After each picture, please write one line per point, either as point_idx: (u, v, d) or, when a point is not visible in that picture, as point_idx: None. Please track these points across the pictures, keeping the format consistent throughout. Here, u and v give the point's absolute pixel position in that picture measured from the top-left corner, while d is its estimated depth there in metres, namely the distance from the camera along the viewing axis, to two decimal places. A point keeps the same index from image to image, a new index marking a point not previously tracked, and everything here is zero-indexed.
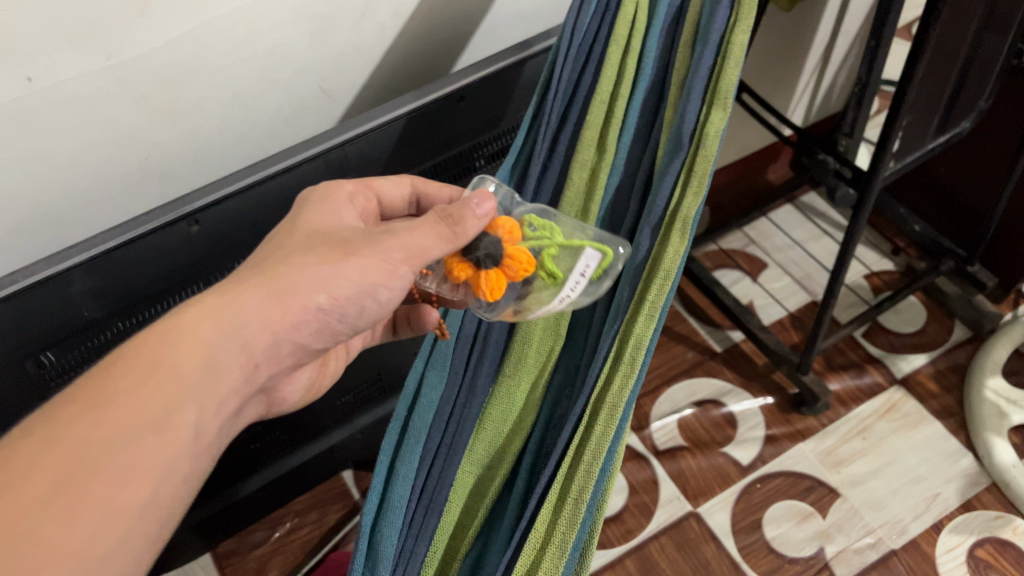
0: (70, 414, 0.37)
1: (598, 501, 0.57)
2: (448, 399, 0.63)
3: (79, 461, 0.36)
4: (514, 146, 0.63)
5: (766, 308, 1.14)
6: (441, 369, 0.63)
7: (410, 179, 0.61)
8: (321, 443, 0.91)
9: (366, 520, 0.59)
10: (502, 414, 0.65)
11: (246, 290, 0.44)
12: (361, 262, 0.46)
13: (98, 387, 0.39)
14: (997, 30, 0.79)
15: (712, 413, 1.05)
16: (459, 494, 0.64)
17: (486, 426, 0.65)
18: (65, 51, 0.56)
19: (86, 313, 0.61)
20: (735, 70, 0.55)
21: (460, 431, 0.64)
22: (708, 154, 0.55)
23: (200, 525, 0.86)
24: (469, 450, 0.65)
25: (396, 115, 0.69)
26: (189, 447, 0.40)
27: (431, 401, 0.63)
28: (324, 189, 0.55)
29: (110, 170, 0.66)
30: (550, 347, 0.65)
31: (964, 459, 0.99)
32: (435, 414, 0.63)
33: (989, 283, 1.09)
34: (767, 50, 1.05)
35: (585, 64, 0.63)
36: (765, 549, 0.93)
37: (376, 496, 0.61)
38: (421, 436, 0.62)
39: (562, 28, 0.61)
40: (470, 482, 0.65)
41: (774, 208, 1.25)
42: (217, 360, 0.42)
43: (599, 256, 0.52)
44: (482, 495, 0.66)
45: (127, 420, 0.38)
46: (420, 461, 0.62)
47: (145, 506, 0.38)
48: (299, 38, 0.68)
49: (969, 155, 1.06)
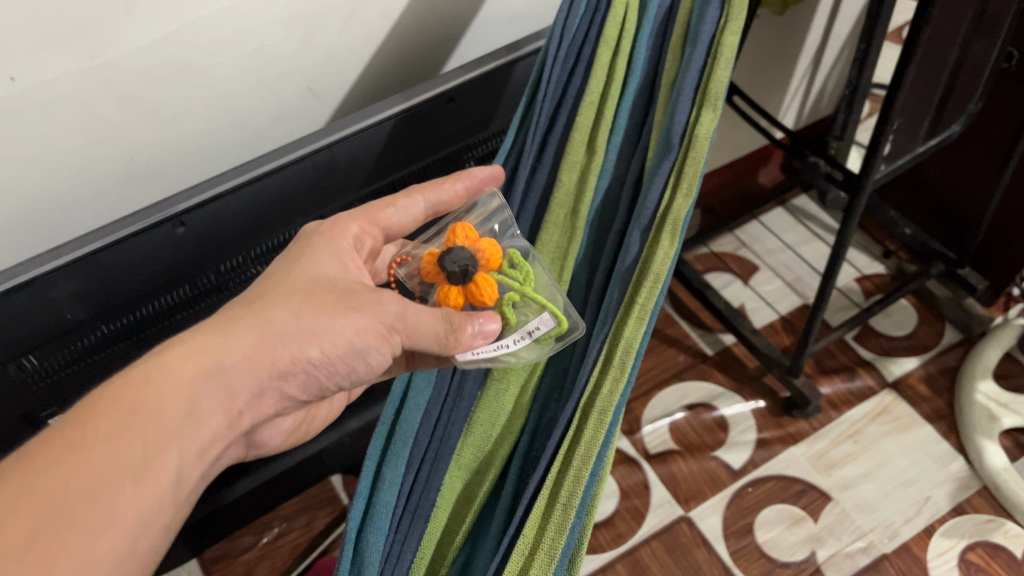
0: (46, 460, 0.38)
1: (587, 507, 0.56)
2: (435, 404, 0.63)
3: (53, 512, 0.37)
4: (503, 148, 0.63)
5: (757, 312, 1.13)
6: (430, 373, 0.62)
7: (421, 195, 0.58)
8: (310, 447, 0.90)
9: (351, 525, 0.58)
10: (491, 418, 0.64)
11: (235, 335, 0.44)
12: (359, 319, 0.47)
13: (76, 432, 0.39)
14: (988, 33, 0.79)
15: (703, 417, 1.05)
16: (446, 499, 0.64)
17: (474, 430, 0.65)
18: (48, 50, 0.56)
19: (70, 316, 0.60)
20: (725, 72, 0.55)
21: (448, 433, 0.64)
22: (698, 157, 0.55)
23: (186, 530, 0.85)
24: (457, 455, 0.64)
25: (385, 117, 0.68)
26: (168, 493, 0.41)
27: (418, 404, 0.62)
28: (330, 233, 0.53)
29: (96, 171, 0.65)
30: None
31: (955, 463, 0.99)
32: (424, 417, 0.63)
33: (980, 286, 1.08)
34: (759, 52, 1.05)
35: (574, 66, 0.62)
36: (756, 553, 0.93)
37: (361, 502, 0.59)
38: (408, 440, 0.61)
39: (551, 30, 0.60)
40: (457, 488, 0.64)
41: (765, 211, 1.25)
42: (199, 405, 0.42)
43: (553, 324, 0.51)
44: (470, 501, 0.65)
45: (106, 467, 0.39)
46: (407, 466, 0.61)
47: (123, 556, 0.39)
48: (287, 38, 0.67)
49: (960, 158, 1.06)
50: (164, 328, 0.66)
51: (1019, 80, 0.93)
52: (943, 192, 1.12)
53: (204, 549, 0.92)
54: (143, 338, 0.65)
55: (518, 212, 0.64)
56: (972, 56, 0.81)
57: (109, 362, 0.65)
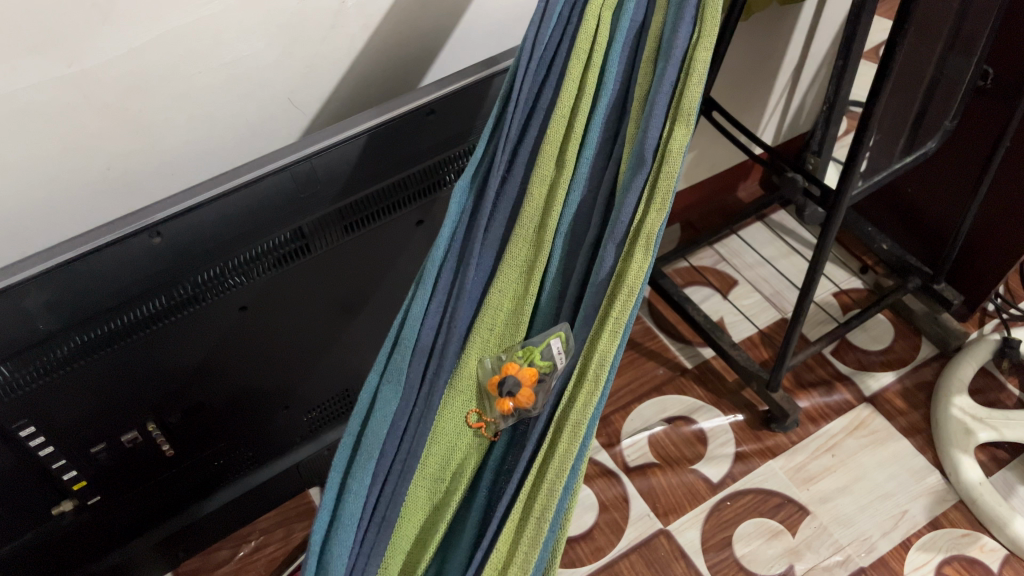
0: None
1: (559, 528, 0.56)
2: (402, 414, 0.60)
3: None
4: (473, 159, 0.61)
5: (736, 325, 1.14)
6: (397, 382, 0.60)
7: None
8: (287, 459, 0.92)
9: (315, 538, 0.59)
10: (457, 427, 0.61)
11: None
12: None
13: None
14: (963, 51, 0.81)
15: (683, 429, 1.05)
16: (412, 510, 0.61)
17: (441, 441, 0.61)
18: (24, 58, 0.56)
19: (42, 326, 0.59)
20: (698, 87, 0.54)
21: (413, 446, 0.60)
22: (671, 171, 0.54)
23: (162, 543, 0.85)
24: (422, 465, 0.61)
25: (361, 129, 0.68)
26: None
27: (385, 416, 0.60)
28: None
29: (72, 179, 0.65)
30: (511, 340, 0.61)
31: (932, 477, 1.00)
32: (390, 427, 0.60)
33: (955, 300, 1.06)
34: (738, 68, 1.06)
35: (546, 78, 0.61)
36: (735, 567, 0.93)
37: (326, 514, 0.59)
38: (374, 450, 0.60)
39: (522, 42, 0.59)
40: (426, 498, 0.61)
41: (745, 225, 1.26)
42: None
43: None
44: (441, 511, 0.62)
45: None
46: (373, 479, 0.60)
47: None
48: (269, 49, 0.68)
49: (934, 178, 1.08)
50: (143, 337, 0.65)
51: (994, 98, 0.94)
52: (918, 209, 1.13)
53: (179, 561, 0.92)
54: (118, 349, 0.65)
55: (485, 228, 0.61)
56: (947, 74, 0.83)
57: (83, 373, 0.64)
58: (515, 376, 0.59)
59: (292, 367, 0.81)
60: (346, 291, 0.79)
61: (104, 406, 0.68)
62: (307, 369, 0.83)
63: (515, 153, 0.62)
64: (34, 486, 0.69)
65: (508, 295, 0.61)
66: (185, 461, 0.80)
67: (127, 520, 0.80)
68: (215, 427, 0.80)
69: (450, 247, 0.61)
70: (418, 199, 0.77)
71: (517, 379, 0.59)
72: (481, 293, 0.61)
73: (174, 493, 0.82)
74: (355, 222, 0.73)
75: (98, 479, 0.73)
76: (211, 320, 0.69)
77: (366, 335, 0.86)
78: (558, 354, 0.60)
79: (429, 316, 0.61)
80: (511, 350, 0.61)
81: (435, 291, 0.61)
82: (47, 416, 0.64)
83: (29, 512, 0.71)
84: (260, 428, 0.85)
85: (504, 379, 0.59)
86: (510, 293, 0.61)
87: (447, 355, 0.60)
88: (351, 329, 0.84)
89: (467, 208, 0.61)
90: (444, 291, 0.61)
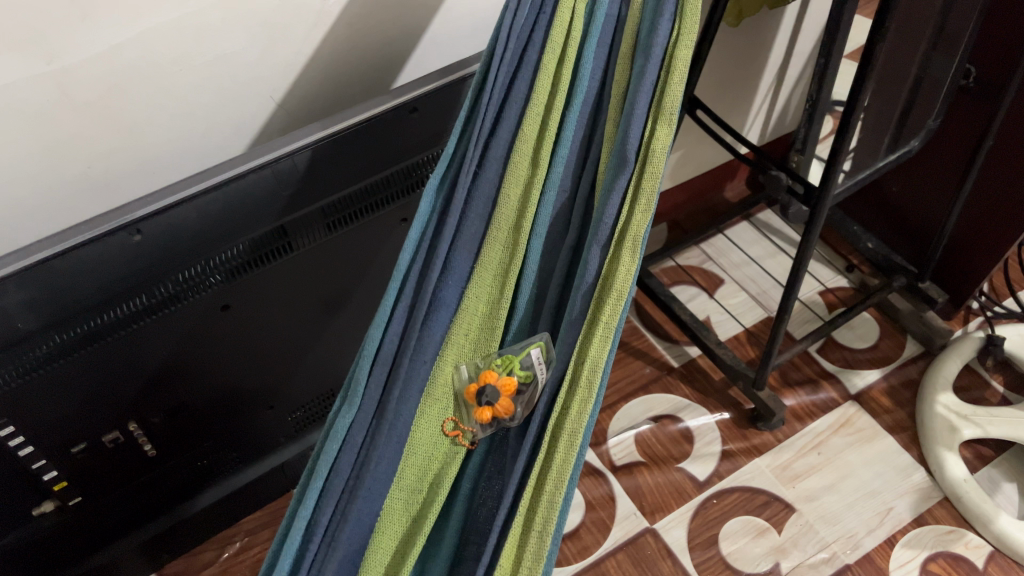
0: None
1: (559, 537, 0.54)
2: (359, 427, 0.56)
3: None
4: (443, 156, 0.58)
5: (722, 325, 1.14)
6: (354, 399, 0.56)
7: None
8: (272, 459, 0.92)
9: (270, 556, 0.57)
10: (432, 438, 0.59)
11: None
12: None
13: None
14: (946, 49, 0.81)
15: (669, 428, 1.05)
16: (385, 525, 0.58)
17: (416, 452, 0.58)
18: (4, 55, 0.56)
19: (20, 325, 0.59)
20: (680, 85, 0.53)
21: (370, 461, 0.56)
22: (655, 171, 0.53)
23: (147, 544, 0.85)
24: (398, 477, 0.58)
25: (301, 146, 0.67)
26: None
27: (342, 428, 0.56)
28: None
29: (53, 178, 0.65)
30: (486, 351, 0.61)
31: (917, 474, 1.00)
32: (346, 439, 0.56)
33: (939, 300, 1.08)
34: (723, 68, 1.06)
35: (518, 69, 0.58)
36: (720, 565, 0.93)
37: (284, 529, 0.57)
38: (325, 469, 0.56)
39: (495, 31, 0.57)
40: (401, 510, 0.58)
41: (730, 225, 1.26)
42: None
43: None
44: (419, 523, 0.60)
45: None
46: (321, 495, 0.56)
47: None
48: (250, 46, 0.67)
49: (922, 175, 1.08)
50: (121, 337, 0.65)
51: (977, 96, 0.95)
52: (904, 208, 1.13)
53: (164, 561, 0.91)
54: (98, 348, 0.64)
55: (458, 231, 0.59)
56: (931, 71, 0.83)
57: (65, 372, 0.63)
58: (494, 386, 0.59)
59: (276, 367, 0.81)
60: (330, 290, 0.79)
61: (84, 404, 0.67)
62: (291, 368, 0.83)
63: (486, 148, 0.59)
64: (14, 485, 0.68)
65: (482, 300, 0.60)
66: (168, 461, 0.80)
67: (110, 521, 0.80)
68: (199, 427, 0.79)
69: (420, 247, 0.59)
70: (400, 198, 0.77)
71: (496, 389, 0.59)
72: (457, 298, 0.59)
73: (155, 495, 0.82)
74: (337, 220, 0.73)
75: (80, 480, 0.73)
76: (190, 321, 0.69)
77: (349, 333, 0.86)
78: (538, 364, 0.60)
79: (393, 322, 0.58)
80: (488, 358, 0.61)
81: (400, 297, 0.58)
82: (29, 415, 0.64)
83: (14, 513, 0.70)
84: (246, 428, 0.85)
85: (482, 389, 0.59)
86: (485, 298, 0.60)
87: (419, 362, 0.58)
88: (334, 326, 0.83)
89: (438, 205, 0.59)
90: (410, 296, 0.58)
